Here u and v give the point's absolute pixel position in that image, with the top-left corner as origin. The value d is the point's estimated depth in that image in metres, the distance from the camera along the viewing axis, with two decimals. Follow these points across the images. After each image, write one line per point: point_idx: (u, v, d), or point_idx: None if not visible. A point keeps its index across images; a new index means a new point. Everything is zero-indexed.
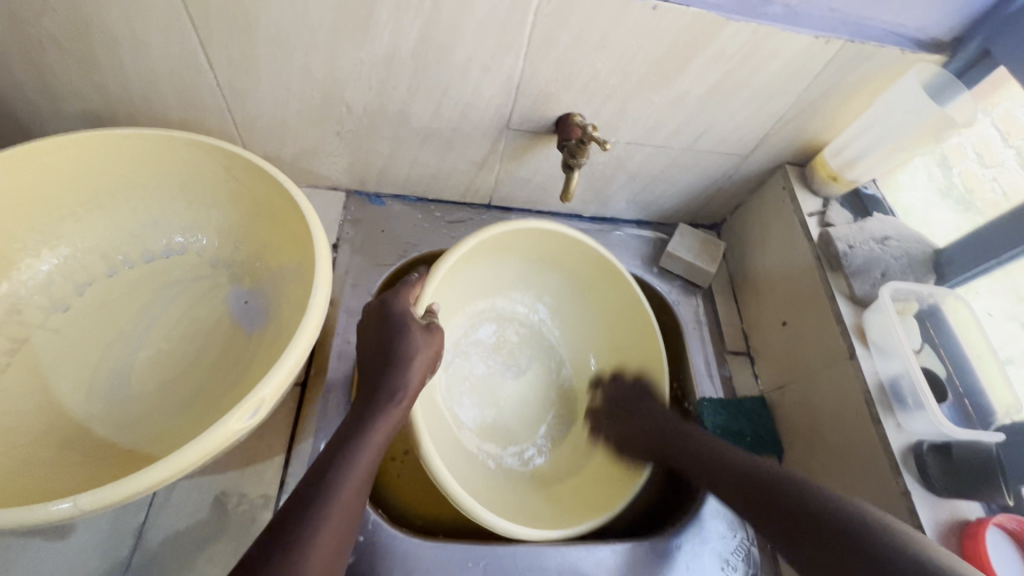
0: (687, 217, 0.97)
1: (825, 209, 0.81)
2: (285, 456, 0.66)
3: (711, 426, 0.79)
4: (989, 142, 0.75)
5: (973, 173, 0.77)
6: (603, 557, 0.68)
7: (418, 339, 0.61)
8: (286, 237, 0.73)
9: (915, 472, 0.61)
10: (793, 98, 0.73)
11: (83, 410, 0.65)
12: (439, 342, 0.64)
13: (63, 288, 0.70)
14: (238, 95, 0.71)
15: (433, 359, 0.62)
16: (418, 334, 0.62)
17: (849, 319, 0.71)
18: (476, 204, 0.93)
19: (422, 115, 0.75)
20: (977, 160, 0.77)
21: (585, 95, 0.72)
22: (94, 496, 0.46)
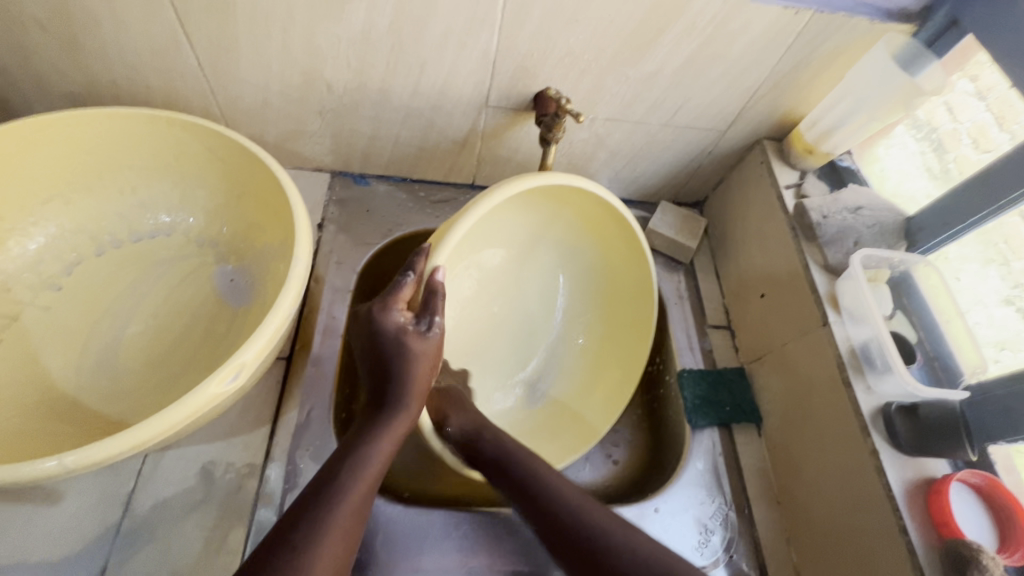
0: (669, 195, 0.98)
1: (801, 182, 0.83)
2: (271, 428, 0.68)
3: (689, 397, 0.80)
4: (984, 128, 0.74)
5: (967, 158, 0.75)
6: None
7: (413, 343, 0.59)
8: (269, 215, 0.74)
9: (883, 431, 0.63)
10: (766, 71, 0.74)
11: (73, 384, 0.66)
12: (438, 342, 0.60)
13: (51, 267, 0.71)
14: (220, 75, 0.72)
15: (436, 362, 0.60)
16: (415, 340, 0.58)
17: (822, 287, 0.73)
18: (460, 184, 0.94)
19: (401, 93, 0.76)
20: (972, 146, 0.75)
21: (561, 71, 0.73)
22: (79, 455, 0.47)
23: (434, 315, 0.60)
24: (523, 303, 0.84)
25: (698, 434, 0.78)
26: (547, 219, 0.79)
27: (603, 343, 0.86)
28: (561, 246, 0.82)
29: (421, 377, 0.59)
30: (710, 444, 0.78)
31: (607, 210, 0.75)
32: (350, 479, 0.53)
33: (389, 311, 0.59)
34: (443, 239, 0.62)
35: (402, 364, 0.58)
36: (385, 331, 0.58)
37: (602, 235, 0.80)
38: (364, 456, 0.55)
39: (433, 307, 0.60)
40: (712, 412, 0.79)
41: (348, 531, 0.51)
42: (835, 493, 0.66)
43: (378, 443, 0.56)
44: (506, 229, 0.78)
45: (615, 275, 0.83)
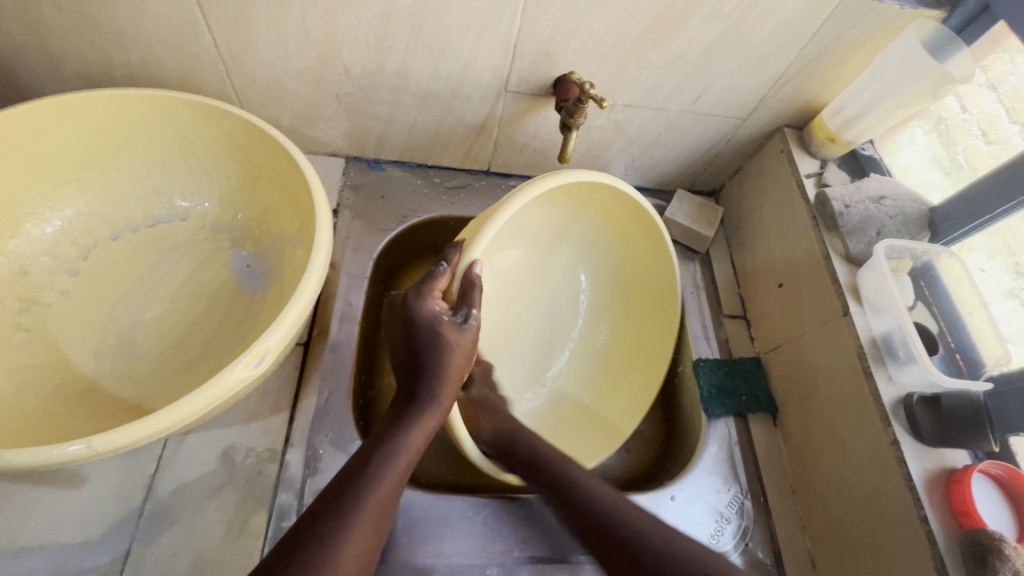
0: (685, 183, 0.98)
1: (822, 171, 0.82)
2: (290, 413, 0.68)
3: (706, 385, 0.80)
4: (994, 119, 0.73)
5: (977, 150, 0.75)
6: None
7: (449, 335, 0.58)
8: (286, 200, 0.73)
9: (904, 422, 0.63)
10: (791, 57, 0.73)
11: (93, 367, 0.66)
12: (474, 336, 0.60)
13: (68, 251, 0.71)
14: (236, 57, 0.71)
15: (471, 356, 0.60)
16: (449, 330, 0.58)
17: (844, 277, 0.72)
18: (475, 171, 0.93)
19: (419, 76, 0.75)
20: (982, 137, 0.75)
21: (583, 56, 0.72)
22: (107, 438, 0.47)
23: (472, 307, 0.59)
24: (544, 307, 0.83)
25: (713, 423, 0.78)
26: (570, 221, 0.80)
27: (626, 337, 0.85)
28: (584, 244, 0.82)
29: (455, 370, 0.59)
30: (725, 433, 0.78)
31: (628, 206, 0.75)
32: (378, 470, 0.52)
33: (424, 298, 0.59)
34: (479, 232, 0.62)
35: (436, 354, 0.58)
36: (420, 318, 0.58)
37: (625, 233, 0.81)
38: (394, 446, 0.54)
39: (470, 299, 0.60)
40: (728, 401, 0.79)
41: (375, 526, 0.50)
42: (854, 481, 0.66)
43: (410, 435, 0.56)
44: (534, 225, 0.77)
45: (637, 270, 0.83)
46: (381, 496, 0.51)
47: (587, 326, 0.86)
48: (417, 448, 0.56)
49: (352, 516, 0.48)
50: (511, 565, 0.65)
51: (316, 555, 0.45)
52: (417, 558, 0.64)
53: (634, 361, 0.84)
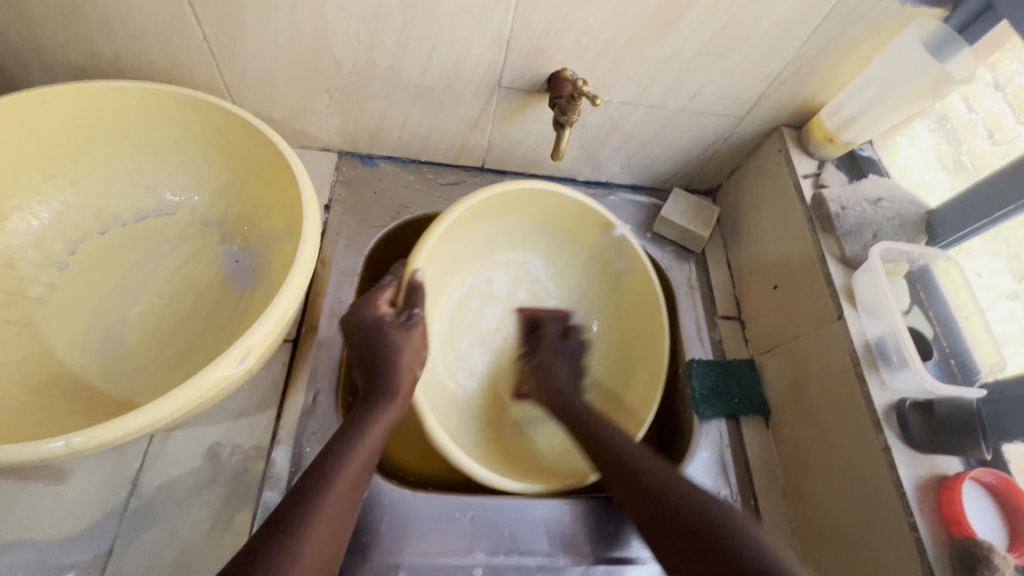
0: (682, 182, 0.97)
1: (819, 171, 0.81)
2: (277, 410, 0.67)
3: (698, 387, 0.79)
4: (1001, 119, 0.71)
5: (982, 151, 0.73)
6: (586, 509, 0.70)
7: (398, 335, 0.62)
8: (276, 196, 0.72)
9: (896, 428, 0.62)
10: (789, 55, 0.72)
11: (79, 362, 0.66)
12: (422, 331, 0.64)
13: (55, 244, 0.70)
14: (226, 50, 0.70)
15: (422, 353, 0.63)
16: (396, 332, 0.62)
17: (839, 280, 0.71)
18: (469, 167, 0.92)
19: (411, 71, 0.74)
20: (987, 138, 0.72)
21: (578, 52, 0.71)
22: (86, 435, 0.46)
23: (415, 308, 0.64)
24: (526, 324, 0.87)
25: (705, 424, 0.77)
26: (532, 230, 0.87)
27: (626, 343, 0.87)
28: (546, 249, 0.89)
29: (409, 364, 0.61)
30: (716, 435, 0.77)
31: (573, 208, 0.83)
32: (341, 463, 0.53)
33: (371, 306, 0.64)
34: (418, 248, 0.70)
35: (390, 352, 0.61)
36: (367, 322, 0.63)
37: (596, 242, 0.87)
38: (356, 440, 0.55)
39: (413, 301, 0.65)
40: (720, 403, 0.79)
41: (340, 517, 0.50)
42: (844, 488, 0.65)
43: (371, 427, 0.56)
44: (502, 234, 0.86)
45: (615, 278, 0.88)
46: (344, 490, 0.51)
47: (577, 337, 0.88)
48: (378, 441, 0.57)
49: (314, 509, 0.48)
50: (497, 565, 0.65)
51: (282, 546, 0.45)
52: (404, 558, 0.63)
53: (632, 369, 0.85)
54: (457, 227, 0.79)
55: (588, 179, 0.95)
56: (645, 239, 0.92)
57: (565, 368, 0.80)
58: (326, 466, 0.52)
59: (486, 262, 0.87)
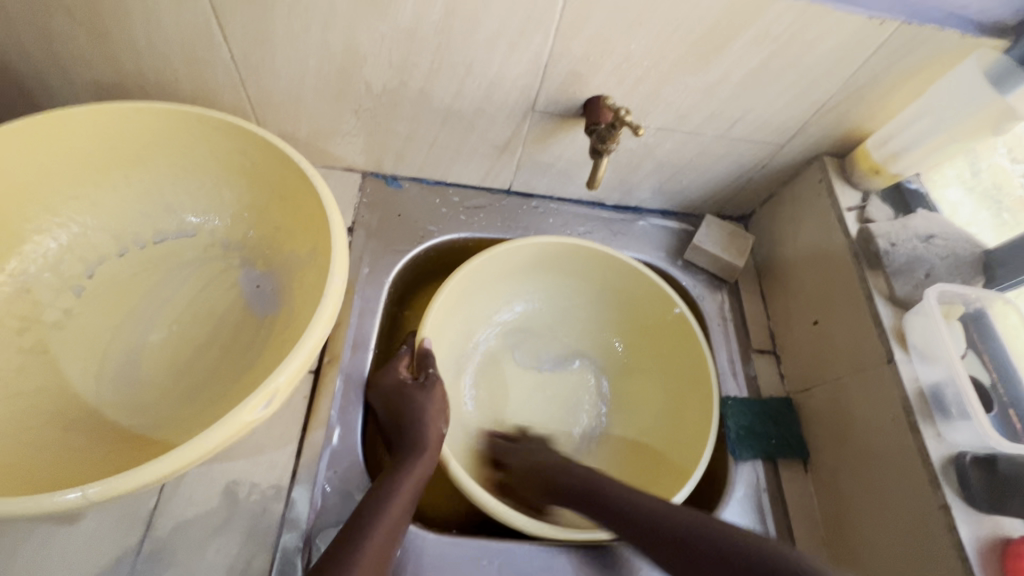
0: (714, 208, 0.93)
1: (864, 204, 0.77)
2: (297, 447, 0.65)
3: (734, 427, 0.76)
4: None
5: (1002, 168, 0.77)
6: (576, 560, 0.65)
7: (419, 394, 0.67)
8: (300, 221, 0.70)
9: (955, 485, 0.58)
10: (838, 84, 0.69)
11: (94, 393, 0.63)
12: (441, 389, 0.70)
13: (72, 267, 0.68)
14: (253, 70, 0.68)
15: (444, 409, 0.68)
16: (417, 391, 0.68)
17: (888, 321, 0.68)
18: (496, 190, 0.89)
19: (443, 94, 0.71)
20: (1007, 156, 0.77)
21: (617, 78, 0.68)
22: (102, 487, 0.44)
23: (429, 369, 0.71)
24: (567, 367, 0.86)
25: (740, 466, 0.74)
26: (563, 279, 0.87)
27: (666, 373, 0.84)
28: (585, 297, 0.89)
29: (433, 418, 0.67)
30: (753, 478, 0.73)
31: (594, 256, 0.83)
32: (377, 516, 0.56)
33: (390, 372, 0.70)
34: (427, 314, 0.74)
35: (416, 411, 0.66)
36: (389, 386, 0.68)
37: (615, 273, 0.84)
38: (389, 494, 0.59)
39: (429, 361, 0.71)
40: (757, 445, 0.75)
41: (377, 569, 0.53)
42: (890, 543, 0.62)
43: (403, 482, 0.61)
44: (537, 284, 0.88)
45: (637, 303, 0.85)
46: (380, 542, 0.55)
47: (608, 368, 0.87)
48: (411, 494, 0.61)
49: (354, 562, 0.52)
50: None
51: None
52: None
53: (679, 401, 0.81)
54: (478, 284, 0.81)
55: (617, 204, 0.92)
56: (675, 268, 0.89)
57: (546, 452, 0.74)
58: (363, 517, 0.56)
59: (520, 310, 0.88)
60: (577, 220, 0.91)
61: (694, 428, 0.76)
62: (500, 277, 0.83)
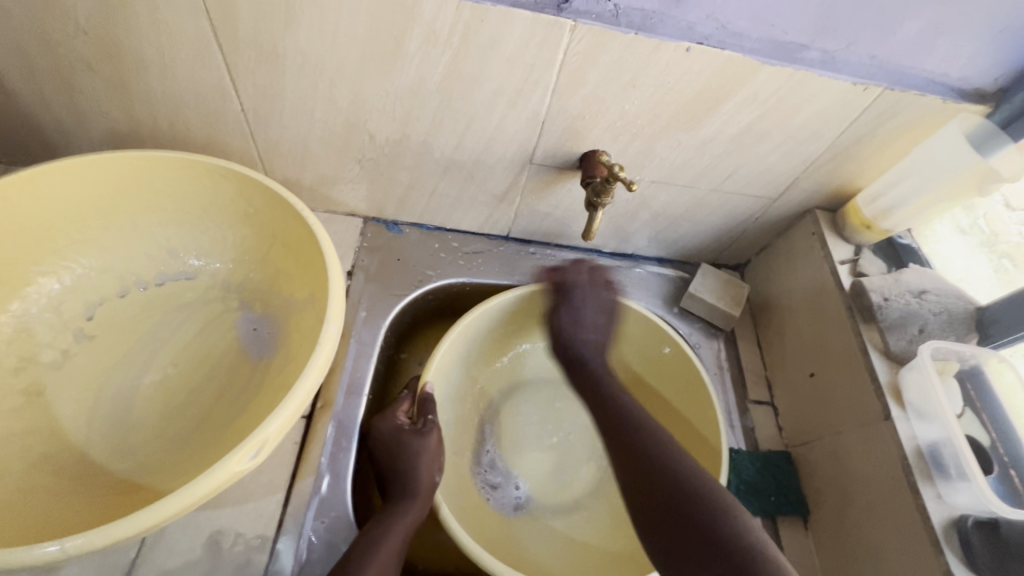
0: (709, 256, 0.94)
1: (857, 258, 0.78)
2: (285, 495, 0.64)
3: (737, 481, 0.74)
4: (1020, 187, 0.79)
5: (998, 215, 0.80)
6: None
7: (412, 442, 0.67)
8: (300, 266, 0.71)
9: (958, 550, 0.57)
10: (825, 144, 0.71)
11: (84, 435, 0.62)
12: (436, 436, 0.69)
13: (73, 309, 0.69)
14: (262, 121, 0.71)
15: (439, 457, 0.68)
16: (413, 438, 0.67)
17: (883, 376, 0.67)
18: (494, 236, 0.91)
19: (444, 146, 0.73)
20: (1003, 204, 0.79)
21: (612, 134, 0.70)
22: (83, 539, 0.44)
23: (429, 415, 0.70)
24: (579, 425, 0.85)
25: None
26: None
27: (676, 419, 0.82)
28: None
29: (426, 466, 0.66)
30: None
31: None
32: (363, 563, 0.56)
33: (386, 417, 0.70)
34: (431, 360, 0.74)
35: (409, 459, 0.66)
36: (384, 433, 0.68)
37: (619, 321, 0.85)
38: (375, 541, 0.59)
39: (426, 409, 0.71)
40: (755, 500, 0.73)
41: None
42: None
43: (389, 531, 0.60)
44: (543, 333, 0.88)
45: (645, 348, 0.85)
46: None
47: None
48: (398, 542, 0.60)
49: None
50: None
51: None
52: None
53: (692, 446, 0.79)
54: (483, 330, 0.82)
55: (614, 251, 0.94)
56: (672, 315, 0.90)
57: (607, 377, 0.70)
58: (350, 563, 0.56)
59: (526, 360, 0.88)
60: None
61: (706, 480, 0.73)
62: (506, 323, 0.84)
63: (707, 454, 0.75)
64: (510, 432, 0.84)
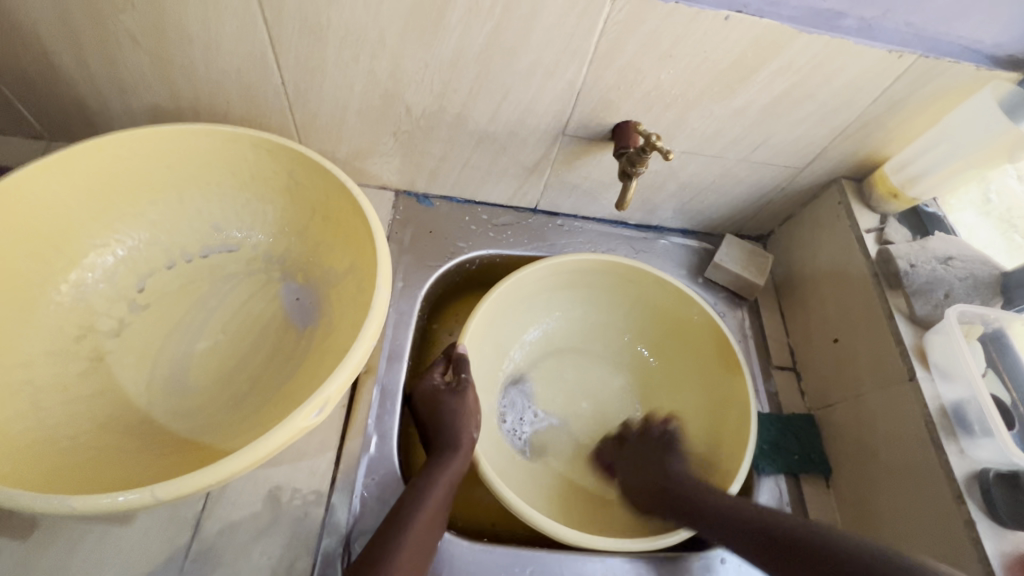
0: (733, 228, 0.96)
1: (882, 226, 0.80)
2: (335, 454, 0.67)
3: (761, 440, 0.78)
4: None
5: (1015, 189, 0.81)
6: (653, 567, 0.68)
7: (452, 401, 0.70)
8: (341, 237, 0.73)
9: (979, 500, 0.60)
10: (857, 112, 0.72)
11: (144, 399, 0.66)
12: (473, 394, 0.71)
13: (125, 280, 0.71)
14: (301, 94, 0.72)
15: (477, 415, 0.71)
16: (452, 396, 0.70)
17: (909, 340, 0.70)
18: (523, 209, 0.92)
19: (479, 118, 0.75)
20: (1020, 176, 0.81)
21: (646, 104, 0.71)
22: (170, 487, 0.47)
23: (466, 374, 0.73)
24: (607, 394, 0.88)
25: (763, 479, 0.76)
26: (599, 298, 0.90)
27: (703, 385, 0.85)
28: (621, 318, 0.91)
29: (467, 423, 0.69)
30: (775, 492, 0.75)
31: (631, 272, 0.86)
32: (414, 514, 0.60)
33: (427, 376, 0.74)
34: (467, 325, 0.77)
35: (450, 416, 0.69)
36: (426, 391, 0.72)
37: (649, 290, 0.87)
38: (425, 494, 0.62)
39: (463, 367, 0.73)
40: (779, 459, 0.77)
41: (415, 561, 0.57)
42: (910, 554, 0.64)
43: (436, 483, 0.64)
44: (574, 301, 0.90)
45: (672, 316, 0.88)
46: (416, 534, 0.59)
47: (639, 380, 0.90)
48: (445, 495, 0.64)
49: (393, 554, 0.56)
50: None
51: None
52: None
53: (718, 410, 0.82)
54: (519, 299, 0.85)
55: (639, 223, 0.95)
56: (696, 285, 0.92)
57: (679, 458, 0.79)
58: (402, 515, 0.59)
59: (559, 327, 0.91)
60: (600, 238, 0.94)
61: (733, 441, 0.76)
62: (540, 291, 0.86)
63: (735, 419, 0.78)
64: (543, 401, 0.86)
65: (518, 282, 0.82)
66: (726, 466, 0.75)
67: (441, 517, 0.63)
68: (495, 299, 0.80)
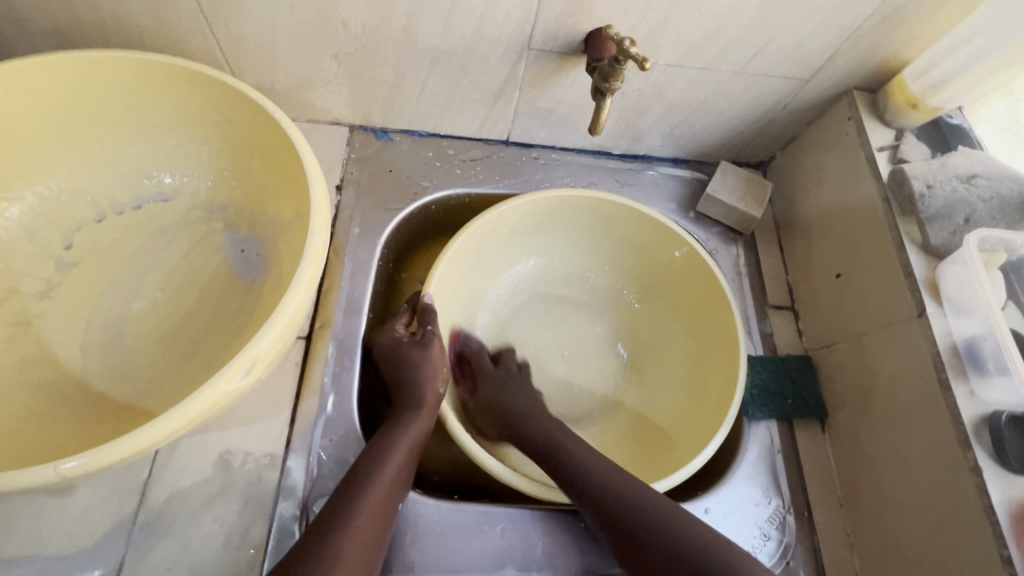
0: (729, 154, 0.86)
1: (898, 143, 0.70)
2: (290, 415, 0.63)
3: (751, 385, 0.72)
4: None
5: None
6: None
7: (414, 355, 0.64)
8: (281, 178, 0.65)
9: (988, 446, 0.54)
10: (872, 4, 0.61)
11: (79, 363, 0.61)
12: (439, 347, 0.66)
13: (48, 235, 0.65)
14: (220, 12, 0.62)
15: (441, 368, 0.66)
16: (413, 349, 0.65)
17: (921, 271, 0.62)
18: (493, 141, 0.83)
19: (429, 33, 0.64)
20: None
21: (622, 7, 0.61)
22: (78, 463, 0.43)
23: (428, 325, 0.67)
24: (589, 344, 0.82)
25: (753, 426, 0.71)
26: (579, 237, 0.82)
27: (693, 327, 0.78)
28: (604, 259, 0.84)
29: (431, 378, 0.64)
30: (767, 439, 0.70)
31: (612, 209, 0.78)
32: (372, 475, 0.55)
33: (387, 329, 0.68)
34: (430, 273, 0.71)
35: (413, 370, 0.64)
36: (386, 345, 0.66)
37: (633, 227, 0.79)
38: (385, 453, 0.58)
39: (427, 319, 0.67)
40: (771, 404, 0.71)
41: (375, 524, 0.54)
42: (908, 501, 0.59)
43: (398, 441, 0.59)
44: (552, 243, 0.83)
45: (658, 255, 0.80)
46: (377, 495, 0.55)
47: (625, 324, 0.83)
48: (408, 453, 0.60)
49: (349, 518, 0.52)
50: None
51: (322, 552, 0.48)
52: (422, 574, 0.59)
53: (707, 354, 0.76)
54: (488, 244, 0.77)
55: (625, 153, 0.86)
56: (687, 220, 0.84)
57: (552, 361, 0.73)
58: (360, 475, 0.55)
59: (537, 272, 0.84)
60: (581, 171, 0.85)
61: (722, 386, 0.71)
62: (512, 232, 0.78)
63: (726, 362, 0.72)
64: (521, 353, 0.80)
65: (486, 224, 0.74)
66: (715, 413, 0.70)
67: (405, 476, 0.59)
68: (461, 244, 0.73)
